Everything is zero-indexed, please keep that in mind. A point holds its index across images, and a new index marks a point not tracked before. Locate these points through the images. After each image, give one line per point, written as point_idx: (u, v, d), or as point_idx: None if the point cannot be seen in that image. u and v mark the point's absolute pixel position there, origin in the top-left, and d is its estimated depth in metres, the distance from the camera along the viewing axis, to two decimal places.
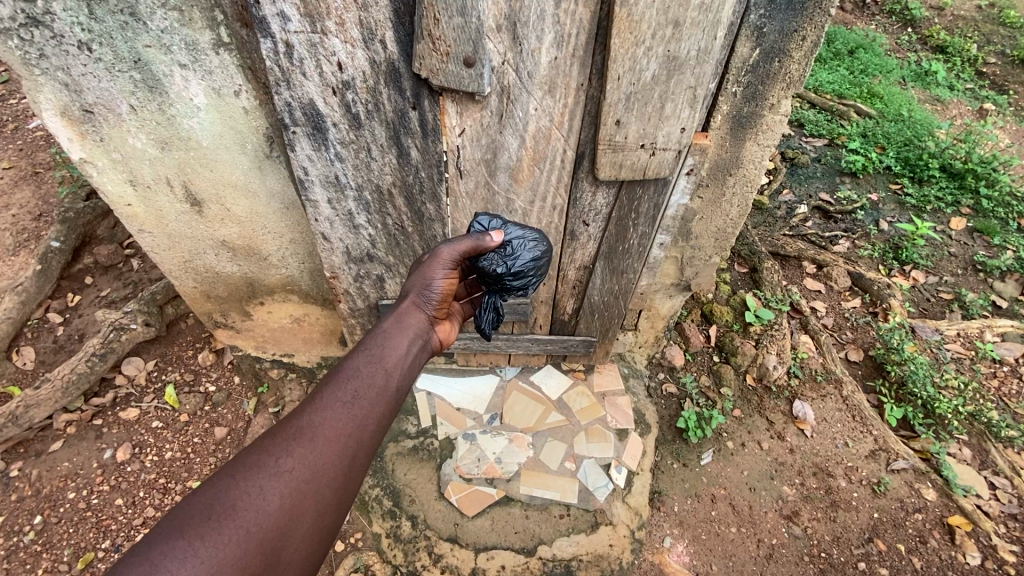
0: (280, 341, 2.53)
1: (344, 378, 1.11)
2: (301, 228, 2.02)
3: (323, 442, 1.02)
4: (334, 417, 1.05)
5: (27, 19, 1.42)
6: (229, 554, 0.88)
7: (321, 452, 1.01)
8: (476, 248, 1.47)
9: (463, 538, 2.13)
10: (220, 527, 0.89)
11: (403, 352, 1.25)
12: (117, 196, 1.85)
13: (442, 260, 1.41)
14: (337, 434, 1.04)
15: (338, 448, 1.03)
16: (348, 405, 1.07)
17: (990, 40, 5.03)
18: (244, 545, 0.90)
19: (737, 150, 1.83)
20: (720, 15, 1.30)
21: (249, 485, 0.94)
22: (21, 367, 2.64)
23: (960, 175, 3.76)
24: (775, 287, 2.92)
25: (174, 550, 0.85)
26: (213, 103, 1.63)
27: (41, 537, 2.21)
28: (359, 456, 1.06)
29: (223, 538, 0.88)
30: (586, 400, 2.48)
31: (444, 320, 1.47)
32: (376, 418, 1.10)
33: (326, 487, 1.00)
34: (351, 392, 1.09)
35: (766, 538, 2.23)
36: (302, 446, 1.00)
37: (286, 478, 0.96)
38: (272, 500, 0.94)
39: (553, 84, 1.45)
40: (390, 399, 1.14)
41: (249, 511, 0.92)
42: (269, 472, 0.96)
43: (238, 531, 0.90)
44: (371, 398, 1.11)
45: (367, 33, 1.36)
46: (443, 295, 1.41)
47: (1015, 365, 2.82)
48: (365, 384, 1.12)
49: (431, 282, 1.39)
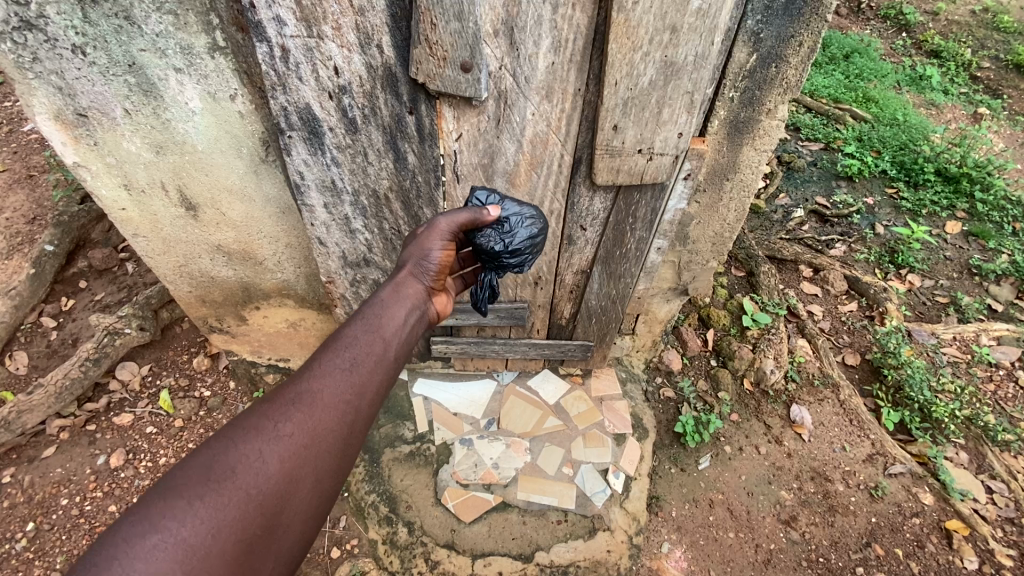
0: (275, 347, 2.51)
1: (343, 346, 1.10)
2: (296, 232, 2.01)
3: (322, 408, 1.01)
4: (333, 383, 1.04)
5: (21, 22, 1.40)
6: (229, 515, 0.87)
7: (321, 418, 1.00)
8: (473, 223, 1.46)
9: (459, 545, 2.11)
10: (220, 488, 0.88)
11: (401, 321, 1.24)
12: (110, 201, 1.84)
13: (438, 232, 1.42)
14: (335, 401, 1.03)
15: (336, 414, 1.02)
16: (347, 373, 1.06)
17: (984, 46, 5.09)
18: (244, 507, 0.89)
19: (735, 155, 1.83)
20: (716, 21, 1.30)
21: (248, 448, 0.92)
22: (13, 372, 2.60)
23: (955, 179, 3.79)
24: (771, 291, 2.94)
25: (173, 509, 0.83)
26: (209, 107, 1.62)
27: (33, 544, 2.18)
28: (357, 424, 1.05)
29: (223, 499, 0.87)
30: (584, 405, 2.46)
31: (441, 292, 1.46)
32: (375, 387, 1.09)
33: (325, 453, 0.99)
34: (349, 359, 1.08)
35: (764, 543, 2.22)
36: (301, 411, 0.99)
37: (285, 443, 0.95)
38: (271, 463, 0.93)
39: (550, 89, 1.45)
40: (388, 366, 1.13)
41: (249, 474, 0.91)
42: (268, 436, 0.95)
43: (237, 493, 0.89)
44: (369, 365, 1.10)
45: (363, 37, 1.35)
46: (441, 267, 1.41)
47: (1011, 369, 2.83)
48: (363, 352, 1.11)
49: (428, 254, 1.39)
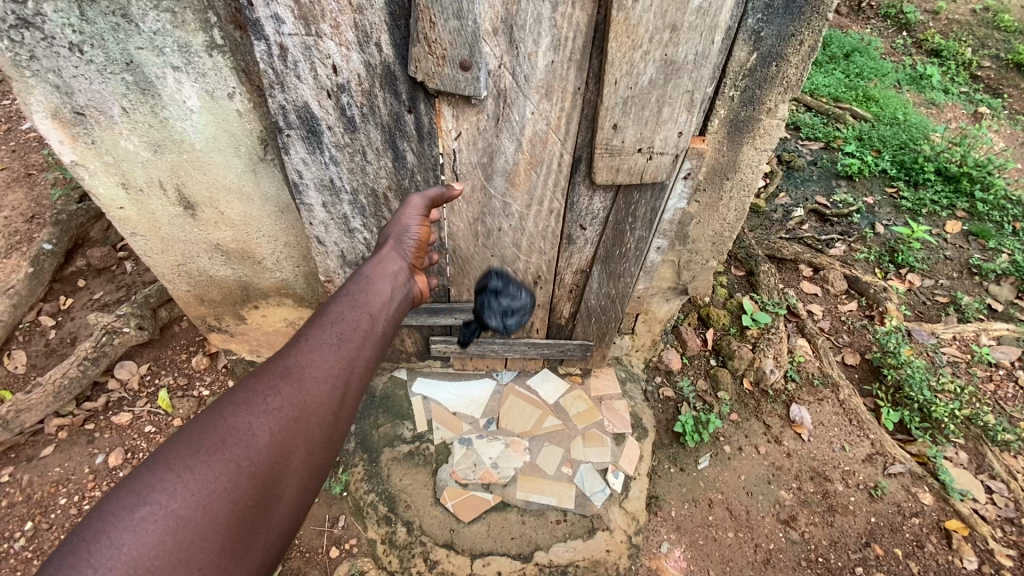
0: (274, 346, 2.50)
1: (330, 320, 1.07)
2: (295, 231, 2.00)
3: (311, 381, 0.99)
4: (321, 356, 1.02)
5: (17, 21, 1.40)
6: (220, 487, 0.85)
7: (310, 391, 0.98)
8: (442, 198, 1.53)
9: (458, 544, 2.11)
10: (209, 460, 0.85)
11: (388, 297, 1.21)
12: (108, 200, 1.83)
13: (414, 209, 1.45)
14: (325, 374, 1.01)
15: (326, 387, 1.00)
16: (336, 346, 1.04)
17: (984, 45, 5.07)
18: (234, 479, 0.87)
19: (735, 154, 1.82)
20: (717, 20, 1.30)
21: (236, 422, 0.90)
22: (11, 371, 2.60)
23: (955, 178, 3.79)
24: (771, 291, 2.93)
25: (161, 483, 0.81)
26: (206, 106, 1.62)
27: (31, 544, 2.18)
28: (348, 397, 1.03)
29: (213, 471, 0.85)
30: (584, 405, 2.46)
31: (421, 274, 1.43)
32: (365, 360, 1.07)
33: (316, 426, 0.97)
34: (337, 333, 1.05)
35: (763, 543, 2.22)
36: (290, 385, 0.97)
37: (275, 415, 0.93)
38: (260, 435, 0.91)
39: (550, 88, 1.44)
40: (378, 339, 1.11)
41: (239, 446, 0.89)
42: (258, 410, 0.93)
43: (227, 465, 0.87)
44: (357, 340, 1.07)
45: (362, 36, 1.35)
46: (419, 242, 1.42)
47: (1010, 369, 2.83)
48: (352, 325, 1.08)
49: (407, 229, 1.40)
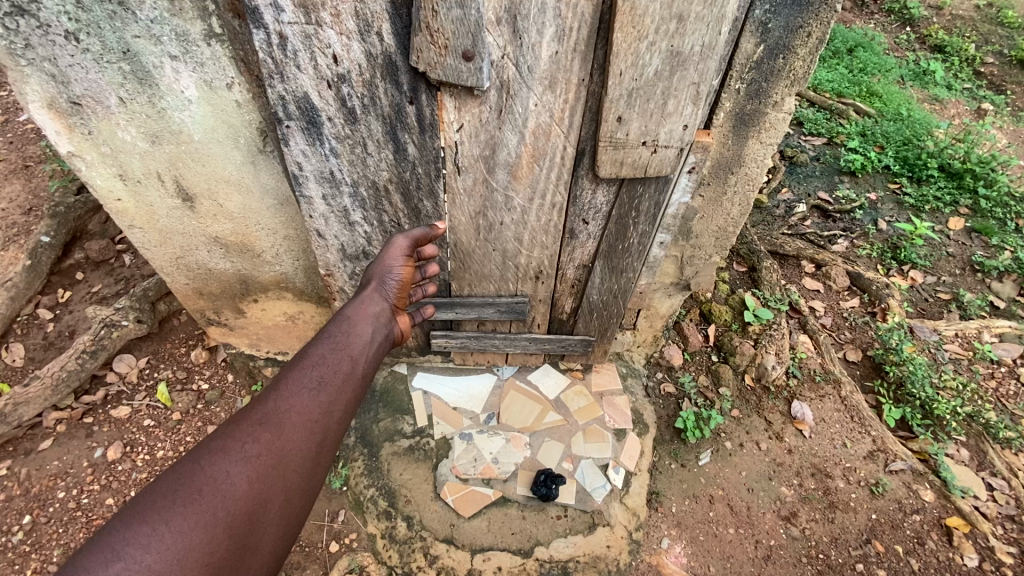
0: (274, 340, 2.48)
1: (308, 367, 1.12)
2: (295, 225, 1.98)
3: (290, 429, 1.02)
4: (300, 402, 1.05)
5: (12, 8, 1.37)
6: (195, 539, 0.86)
7: (288, 438, 1.01)
8: (426, 237, 1.64)
9: (458, 539, 2.10)
10: (186, 511, 0.86)
11: (367, 338, 1.28)
12: (106, 191, 1.81)
13: (398, 249, 1.58)
14: (304, 420, 1.04)
15: (304, 433, 1.03)
16: (314, 392, 1.08)
17: (988, 40, 5.03)
18: (210, 530, 0.87)
19: (739, 148, 1.80)
20: (724, 11, 1.27)
21: (214, 470, 0.91)
22: (10, 364, 2.58)
23: (959, 174, 3.76)
24: (773, 287, 2.92)
25: (138, 536, 0.82)
26: (205, 96, 1.60)
27: (29, 537, 2.17)
28: (326, 441, 1.06)
29: (189, 523, 0.86)
30: (584, 400, 2.44)
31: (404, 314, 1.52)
32: (343, 405, 1.11)
33: (294, 472, 0.99)
34: (316, 378, 1.10)
35: (764, 539, 2.21)
36: (268, 432, 0.99)
37: (253, 463, 0.95)
38: (238, 483, 0.92)
39: (553, 80, 1.42)
40: (356, 384, 1.16)
41: (216, 496, 0.89)
42: (236, 457, 0.94)
43: (204, 515, 0.87)
44: (336, 384, 1.12)
45: (363, 24, 1.32)
46: (400, 283, 1.53)
47: (1012, 366, 2.82)
48: (330, 370, 1.13)
49: (389, 272, 1.52)
